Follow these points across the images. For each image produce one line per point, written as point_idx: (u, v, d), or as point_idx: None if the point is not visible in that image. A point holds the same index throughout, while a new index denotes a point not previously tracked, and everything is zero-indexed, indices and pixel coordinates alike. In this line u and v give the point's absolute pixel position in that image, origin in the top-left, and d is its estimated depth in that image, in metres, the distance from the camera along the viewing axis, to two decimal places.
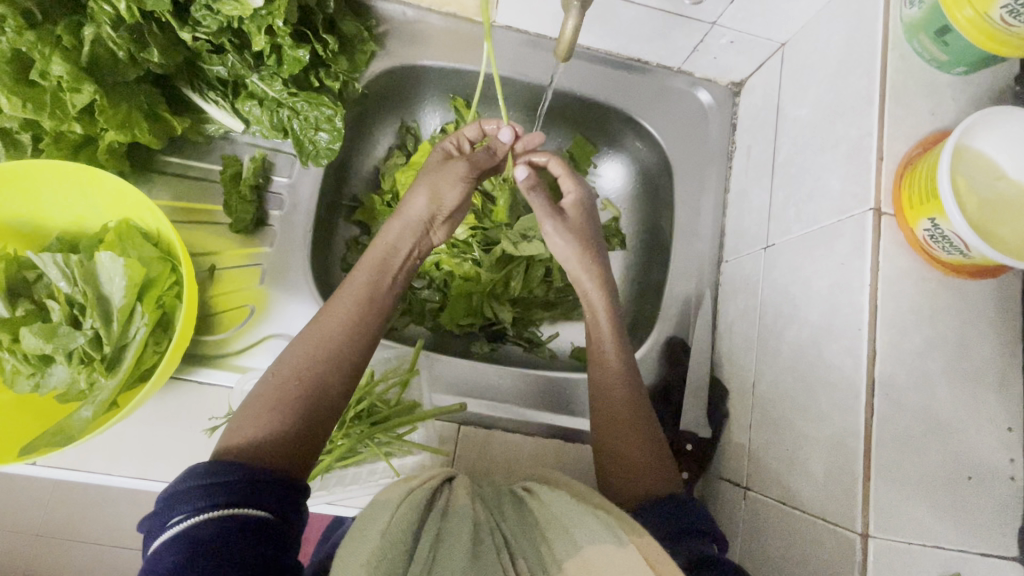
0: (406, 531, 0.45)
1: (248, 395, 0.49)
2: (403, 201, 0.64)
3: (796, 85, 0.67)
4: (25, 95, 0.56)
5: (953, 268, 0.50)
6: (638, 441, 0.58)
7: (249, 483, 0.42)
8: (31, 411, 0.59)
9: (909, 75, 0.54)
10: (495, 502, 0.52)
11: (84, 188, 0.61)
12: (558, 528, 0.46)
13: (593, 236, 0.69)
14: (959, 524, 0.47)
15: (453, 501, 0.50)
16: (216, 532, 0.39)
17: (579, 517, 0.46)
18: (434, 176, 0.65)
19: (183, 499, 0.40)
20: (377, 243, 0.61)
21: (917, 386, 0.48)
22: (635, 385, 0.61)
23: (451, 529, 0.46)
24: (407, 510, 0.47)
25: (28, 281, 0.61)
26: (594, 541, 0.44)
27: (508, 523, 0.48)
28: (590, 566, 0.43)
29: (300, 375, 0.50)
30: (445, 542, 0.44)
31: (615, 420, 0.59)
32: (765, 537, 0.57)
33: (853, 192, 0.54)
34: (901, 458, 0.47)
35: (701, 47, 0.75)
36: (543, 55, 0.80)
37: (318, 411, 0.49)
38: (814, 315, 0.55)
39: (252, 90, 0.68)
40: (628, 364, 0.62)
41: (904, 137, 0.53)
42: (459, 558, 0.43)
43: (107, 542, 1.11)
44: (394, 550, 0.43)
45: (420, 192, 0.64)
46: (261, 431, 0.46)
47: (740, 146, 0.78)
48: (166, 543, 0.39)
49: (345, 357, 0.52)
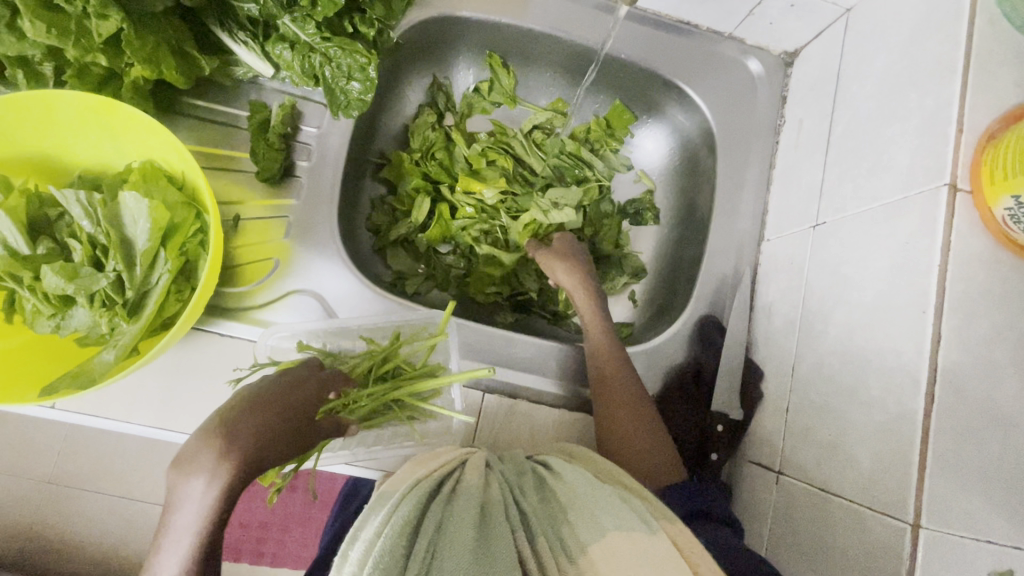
0: (408, 523, 0.43)
1: None
2: (177, 496, 0.41)
3: (861, 53, 0.63)
4: (47, 20, 0.52)
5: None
6: (648, 426, 0.61)
7: None
8: (50, 354, 0.57)
9: (998, 42, 0.49)
10: (514, 478, 0.52)
11: (110, 126, 0.58)
12: (581, 510, 0.47)
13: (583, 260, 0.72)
14: (1017, 521, 0.44)
15: (462, 488, 0.49)
16: None
17: (604, 503, 0.47)
18: (223, 468, 0.41)
19: None
20: (185, 473, 0.41)
21: (984, 376, 0.45)
22: (627, 374, 0.63)
23: (455, 521, 0.44)
24: (406, 503, 0.45)
25: (50, 218, 0.58)
26: (619, 526, 0.45)
27: (528, 503, 0.49)
28: (612, 550, 0.44)
29: None
30: (449, 529, 0.43)
31: (627, 419, 0.61)
32: (798, 523, 0.55)
33: (924, 167, 0.50)
34: (960, 448, 0.45)
35: (758, 10, 0.71)
36: (587, 11, 0.75)
37: None
38: (872, 296, 0.52)
39: (284, 33, 0.65)
40: (630, 373, 0.63)
41: (986, 109, 0.49)
42: (462, 547, 0.41)
43: (121, 493, 1.12)
44: (393, 543, 0.41)
45: (210, 492, 0.41)
46: None
47: (790, 120, 0.74)
48: None
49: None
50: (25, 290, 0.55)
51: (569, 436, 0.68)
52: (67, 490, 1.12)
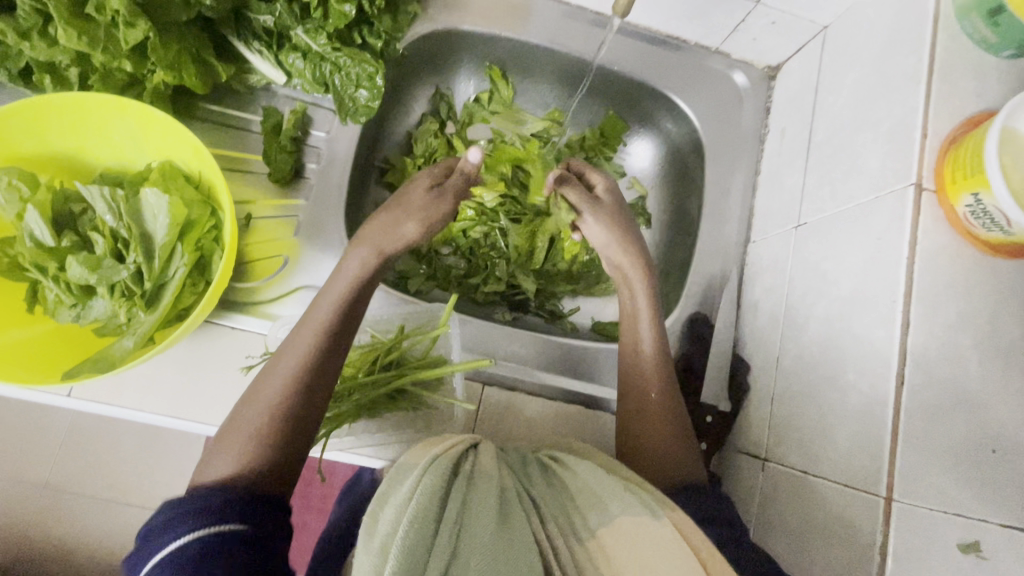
0: (435, 493, 0.45)
1: (219, 429, 0.49)
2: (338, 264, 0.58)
3: (837, 67, 0.68)
4: (80, 28, 0.56)
5: (1006, 252, 0.50)
6: (675, 426, 0.61)
7: (227, 504, 0.43)
8: (71, 343, 0.60)
9: (958, 56, 0.54)
10: (521, 467, 0.55)
11: (134, 127, 0.61)
12: (590, 498, 0.50)
13: (627, 218, 0.70)
14: (982, 494, 0.48)
15: (478, 465, 0.51)
16: (199, 551, 0.40)
17: (612, 490, 0.49)
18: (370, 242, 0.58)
19: (164, 530, 0.42)
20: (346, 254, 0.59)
21: (949, 360, 0.49)
22: (666, 370, 0.63)
23: (478, 499, 0.46)
24: (434, 474, 0.47)
25: (74, 214, 0.61)
26: (627, 512, 0.47)
27: (538, 491, 0.51)
28: (623, 533, 0.46)
29: (273, 405, 0.49)
30: (473, 506, 0.46)
31: (657, 412, 0.61)
32: (782, 505, 0.58)
33: (893, 169, 0.54)
34: (929, 427, 0.48)
35: (742, 27, 0.76)
36: (582, 26, 0.80)
37: (296, 437, 0.49)
38: (847, 288, 0.56)
39: (297, 43, 0.68)
40: (668, 370, 0.64)
41: (948, 116, 0.53)
42: (488, 524, 0.44)
43: (120, 494, 1.14)
44: (423, 511, 0.44)
45: (359, 252, 0.58)
46: (231, 469, 0.46)
47: (773, 129, 0.79)
48: (156, 567, 0.40)
49: (319, 376, 0.51)
50: (50, 280, 0.58)
51: (564, 430, 0.70)
52: (65, 492, 1.13)
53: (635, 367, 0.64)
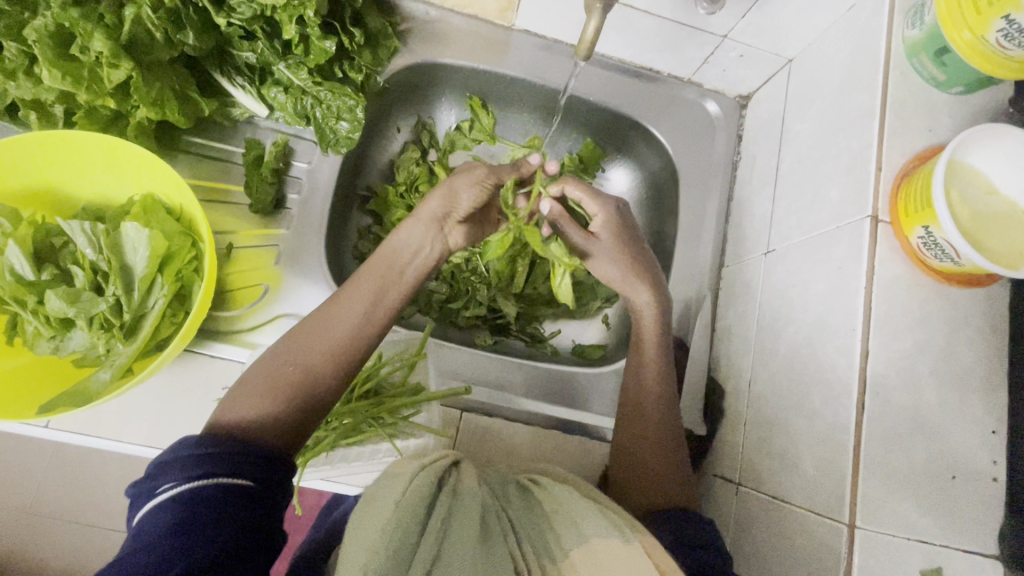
0: (421, 499, 0.48)
1: (247, 376, 0.52)
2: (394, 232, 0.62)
3: (801, 99, 0.70)
4: (64, 68, 0.58)
5: (957, 280, 0.52)
6: (671, 452, 0.63)
7: (238, 456, 0.45)
8: (50, 375, 0.61)
9: (910, 92, 0.56)
10: (499, 488, 0.55)
11: (116, 162, 0.63)
12: (564, 520, 0.50)
13: (637, 249, 0.69)
14: (941, 520, 0.49)
15: (461, 483, 0.52)
16: (207, 495, 0.42)
17: (585, 512, 0.50)
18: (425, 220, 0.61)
19: (173, 467, 0.43)
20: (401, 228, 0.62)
21: (907, 387, 0.50)
22: (668, 393, 0.65)
23: (461, 512, 0.48)
24: (421, 483, 0.50)
25: (55, 247, 0.62)
26: (601, 534, 0.48)
27: (515, 511, 0.52)
28: (595, 557, 0.47)
29: (301, 360, 0.52)
30: (456, 519, 0.47)
31: (656, 437, 0.63)
32: (754, 529, 0.59)
33: (852, 201, 0.56)
34: (889, 454, 0.49)
35: (712, 59, 0.79)
36: (559, 59, 0.83)
37: (313, 402, 0.51)
38: (812, 315, 0.57)
39: (278, 78, 0.70)
40: (670, 397, 0.65)
41: (901, 150, 0.55)
42: (470, 535, 0.46)
43: (103, 520, 1.13)
44: (409, 516, 0.46)
45: (414, 225, 0.61)
46: (253, 412, 0.48)
47: (744, 156, 0.81)
48: (158, 507, 0.42)
49: (351, 349, 0.54)
50: (29, 313, 0.59)
51: (542, 455, 0.70)
52: (47, 519, 1.12)
53: (637, 393, 0.65)
